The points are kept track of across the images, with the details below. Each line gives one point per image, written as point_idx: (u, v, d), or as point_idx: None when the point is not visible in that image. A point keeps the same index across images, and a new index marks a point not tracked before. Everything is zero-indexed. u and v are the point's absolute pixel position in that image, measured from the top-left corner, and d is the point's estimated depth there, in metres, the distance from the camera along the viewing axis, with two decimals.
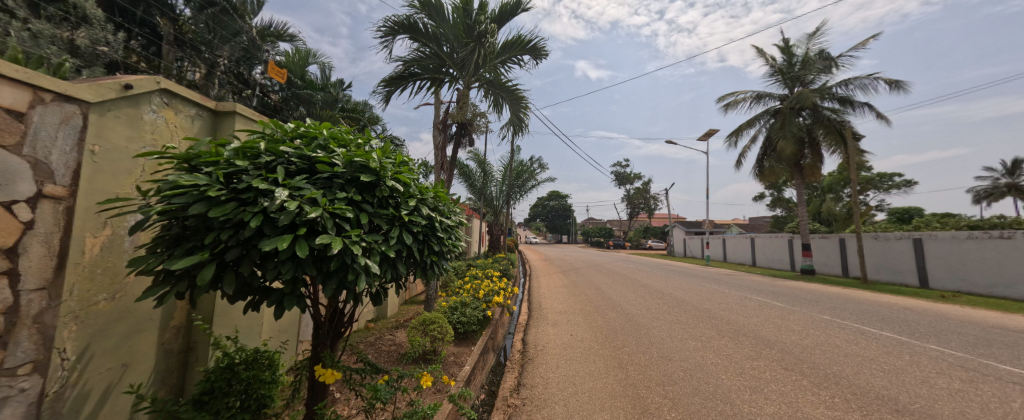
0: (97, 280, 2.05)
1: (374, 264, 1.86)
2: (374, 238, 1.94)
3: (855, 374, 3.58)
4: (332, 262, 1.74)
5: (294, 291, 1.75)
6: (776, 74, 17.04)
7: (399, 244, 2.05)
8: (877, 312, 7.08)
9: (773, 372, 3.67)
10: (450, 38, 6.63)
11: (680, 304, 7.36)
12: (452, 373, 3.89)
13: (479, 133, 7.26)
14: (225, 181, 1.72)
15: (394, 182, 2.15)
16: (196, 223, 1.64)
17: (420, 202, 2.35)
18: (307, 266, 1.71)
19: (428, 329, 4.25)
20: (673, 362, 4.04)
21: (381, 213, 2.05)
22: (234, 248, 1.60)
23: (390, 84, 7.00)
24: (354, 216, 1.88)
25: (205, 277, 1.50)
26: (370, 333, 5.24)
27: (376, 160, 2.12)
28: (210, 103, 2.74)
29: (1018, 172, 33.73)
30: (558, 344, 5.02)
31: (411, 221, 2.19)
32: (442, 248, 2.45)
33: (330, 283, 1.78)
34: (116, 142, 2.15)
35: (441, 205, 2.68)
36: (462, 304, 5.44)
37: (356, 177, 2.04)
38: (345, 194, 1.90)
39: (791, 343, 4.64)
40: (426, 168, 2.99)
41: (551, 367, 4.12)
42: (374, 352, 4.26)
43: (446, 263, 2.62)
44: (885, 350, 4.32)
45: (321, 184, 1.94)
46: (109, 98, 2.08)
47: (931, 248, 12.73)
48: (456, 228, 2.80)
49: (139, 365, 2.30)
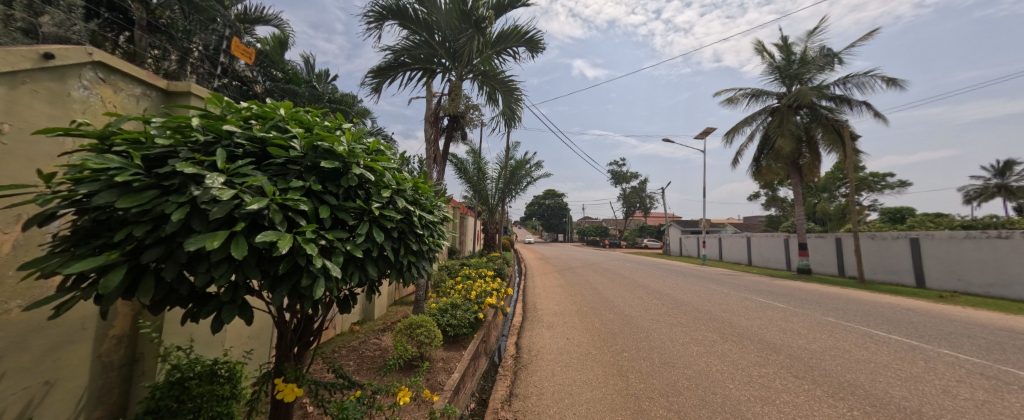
0: (7, 284, 1.74)
1: (337, 267, 1.56)
2: (336, 235, 1.64)
3: (870, 383, 3.34)
4: (281, 264, 1.43)
5: (235, 300, 1.45)
6: (774, 72, 16.89)
7: (369, 244, 1.76)
8: (881, 313, 6.89)
9: (783, 381, 3.42)
10: (442, 26, 6.32)
11: (679, 306, 7.12)
12: (439, 381, 3.60)
13: (472, 127, 6.95)
14: (149, 164, 1.41)
15: (363, 170, 1.85)
16: (107, 216, 1.32)
17: (396, 194, 2.05)
18: (249, 270, 1.40)
19: (414, 333, 3.96)
20: (676, 369, 3.79)
21: (348, 206, 1.75)
22: (153, 247, 1.29)
23: (378, 75, 6.68)
24: (311, 209, 1.57)
25: (109, 283, 1.18)
26: (355, 336, 4.98)
27: (343, 145, 1.82)
28: (160, 82, 2.43)
29: (1008, 174, 34.09)
30: (553, 349, 4.76)
31: (384, 215, 1.89)
32: (421, 247, 2.16)
33: (281, 289, 1.47)
34: (33, 120, 1.82)
35: (423, 198, 2.37)
36: (452, 306, 5.17)
37: (317, 163, 1.74)
38: (302, 184, 1.60)
39: (799, 347, 4.40)
40: (406, 159, 2.70)
41: (546, 375, 3.85)
42: (356, 359, 3.99)
43: (426, 264, 2.32)
44: (898, 356, 4.10)
45: (273, 171, 1.64)
46: (23, 68, 1.75)
47: (928, 248, 12.66)
48: (440, 224, 2.51)
49: (67, 381, 1.97)
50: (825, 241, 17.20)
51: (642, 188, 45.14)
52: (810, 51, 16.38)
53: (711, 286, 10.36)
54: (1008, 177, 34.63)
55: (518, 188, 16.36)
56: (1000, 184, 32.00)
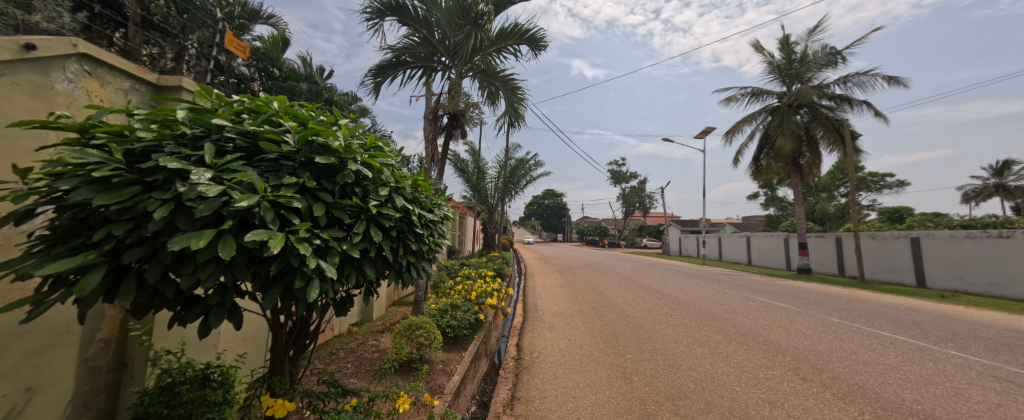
0: None
1: (332, 268, 1.48)
2: (332, 235, 1.56)
3: (880, 385, 3.28)
4: (273, 265, 1.35)
5: (224, 303, 1.37)
6: (775, 71, 16.82)
7: (367, 244, 1.68)
8: (884, 313, 6.83)
9: (791, 384, 3.35)
10: (442, 24, 6.23)
11: (682, 306, 7.06)
12: (439, 384, 3.52)
13: (472, 125, 6.86)
14: (131, 158, 1.32)
15: (360, 167, 1.76)
16: (86, 213, 1.24)
17: (395, 191, 1.97)
18: (238, 271, 1.31)
19: (413, 335, 3.87)
20: (681, 371, 3.71)
21: (344, 203, 1.66)
22: (135, 247, 1.21)
23: (378, 73, 6.60)
24: (305, 207, 1.48)
25: (86, 286, 1.10)
26: (353, 337, 4.91)
27: (339, 139, 1.75)
28: (150, 76, 2.34)
29: (1006, 174, 34.10)
30: (555, 350, 4.68)
31: (382, 214, 1.81)
32: (420, 247, 2.07)
33: (273, 291, 1.39)
34: (14, 114, 1.72)
35: (422, 195, 2.29)
36: (452, 307, 5.08)
37: (312, 159, 1.65)
38: (295, 180, 1.52)
39: (804, 348, 4.33)
40: (405, 156, 2.61)
41: (548, 378, 3.77)
42: (354, 361, 3.92)
43: (426, 264, 2.23)
44: (905, 357, 4.04)
45: (266, 166, 1.56)
46: (3, 59, 1.65)
47: (928, 247, 12.62)
48: (440, 223, 2.42)
49: (51, 388, 1.88)
50: (824, 241, 17.17)
51: (642, 188, 45.11)
52: (811, 50, 16.34)
53: (712, 286, 10.30)
54: (1006, 176, 34.73)
55: (518, 188, 16.32)
56: (998, 183, 32.00)
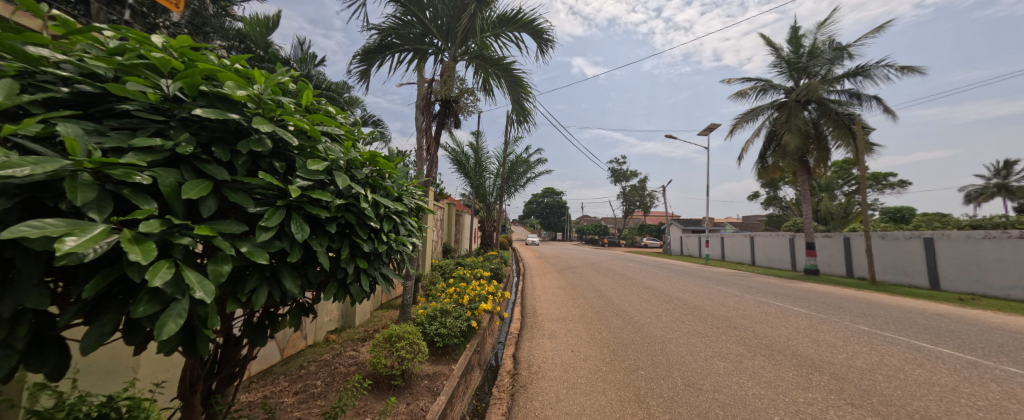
0: None
1: (211, 283, 0.93)
2: (222, 231, 1.00)
3: (946, 415, 2.74)
4: (90, 282, 0.80)
5: (11, 345, 0.81)
6: (783, 65, 16.22)
7: (287, 246, 1.14)
8: (912, 320, 6.27)
9: (840, 412, 2.81)
10: (434, 2, 5.59)
11: (694, 311, 6.52)
12: (423, 406, 2.97)
13: (466, 114, 6.28)
14: None
15: (279, 130, 1.19)
16: None
17: (342, 171, 1.41)
18: (24, 291, 0.76)
19: (394, 347, 3.29)
20: (704, 393, 3.18)
21: (250, 184, 1.12)
22: None
23: (365, 59, 6.06)
24: (164, 185, 0.92)
25: None
26: (330, 347, 4.37)
27: (249, 91, 1.19)
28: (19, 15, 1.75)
29: (1010, 175, 33.54)
30: (556, 364, 4.16)
31: (315, 201, 1.25)
32: (376, 248, 1.50)
33: (100, 322, 0.85)
34: None
35: (388, 179, 1.72)
36: (442, 313, 4.50)
37: (199, 115, 1.09)
38: (159, 144, 0.96)
39: (842, 365, 3.78)
40: (371, 133, 2.05)
41: (549, 400, 3.23)
42: (325, 377, 3.39)
43: (386, 270, 1.67)
44: (962, 376, 3.49)
45: (122, 125, 1.01)
46: None
47: (943, 248, 12.07)
48: (410, 215, 1.87)
49: None
50: (832, 241, 16.61)
51: (642, 187, 44.65)
52: (820, 43, 15.74)
53: (720, 288, 9.73)
54: (1009, 177, 34.23)
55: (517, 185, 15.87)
56: (1000, 184, 31.37)
